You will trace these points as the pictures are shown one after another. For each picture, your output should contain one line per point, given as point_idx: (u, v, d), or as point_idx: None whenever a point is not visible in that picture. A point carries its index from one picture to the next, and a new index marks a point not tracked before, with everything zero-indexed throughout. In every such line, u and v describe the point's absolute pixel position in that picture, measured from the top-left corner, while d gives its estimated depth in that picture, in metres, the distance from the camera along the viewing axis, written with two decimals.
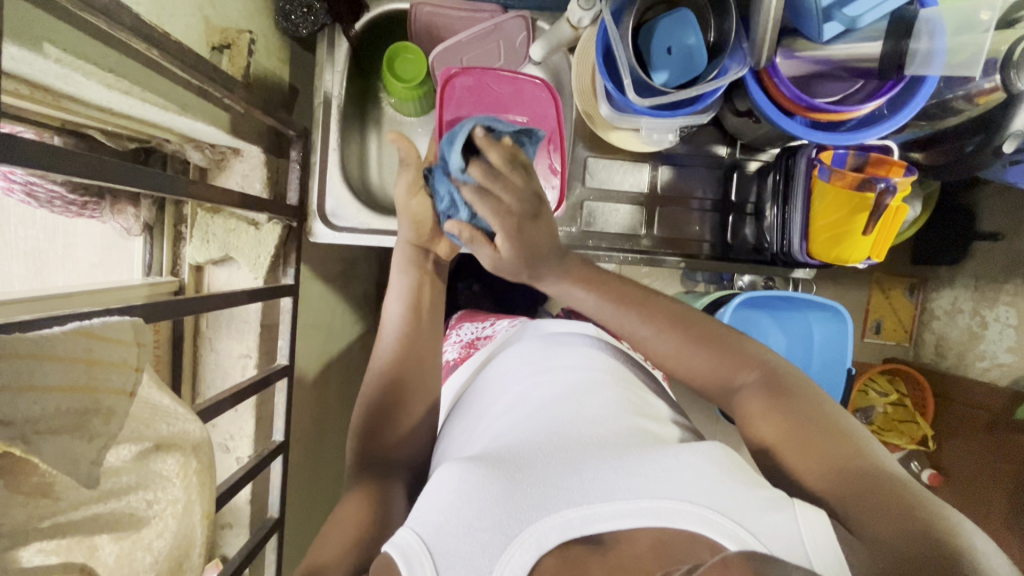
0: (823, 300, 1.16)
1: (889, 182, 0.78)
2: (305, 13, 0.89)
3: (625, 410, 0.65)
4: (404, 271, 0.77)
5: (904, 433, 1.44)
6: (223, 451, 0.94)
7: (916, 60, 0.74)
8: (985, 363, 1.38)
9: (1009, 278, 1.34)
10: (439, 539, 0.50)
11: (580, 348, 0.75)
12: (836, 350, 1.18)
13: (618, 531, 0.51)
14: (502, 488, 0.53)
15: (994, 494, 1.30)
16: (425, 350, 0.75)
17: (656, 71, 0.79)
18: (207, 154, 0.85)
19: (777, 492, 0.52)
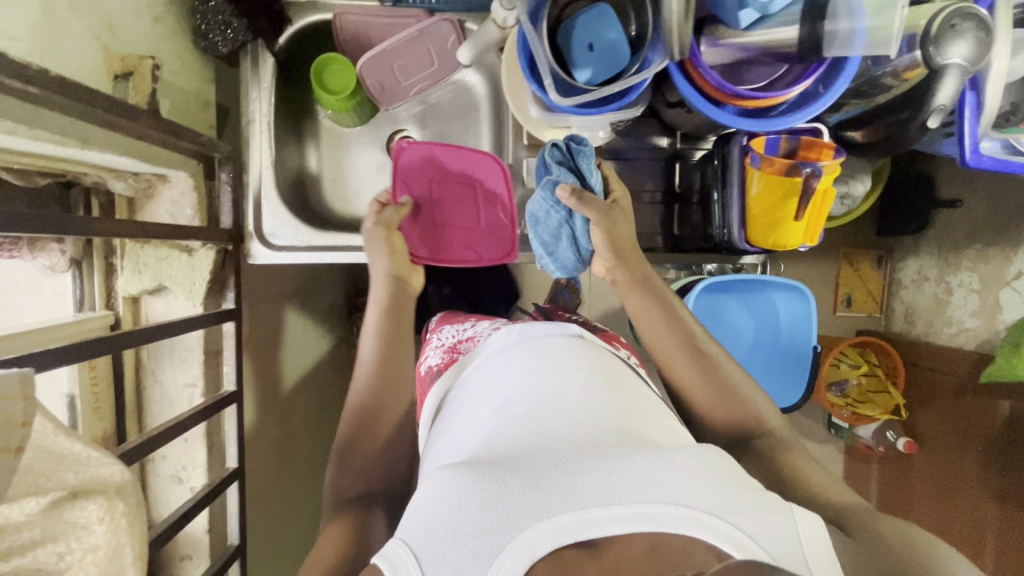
0: (784, 280, 1.16)
1: (815, 166, 0.76)
2: (223, 31, 0.87)
3: (611, 403, 0.63)
4: (383, 307, 0.82)
5: (877, 404, 1.47)
6: (174, 482, 0.92)
7: (836, 42, 0.74)
8: (953, 329, 1.39)
9: (969, 244, 1.34)
10: (427, 549, 0.49)
11: (564, 339, 0.72)
12: (799, 329, 1.18)
13: (613, 536, 0.49)
14: (491, 493, 0.51)
15: (965, 459, 1.31)
16: (399, 375, 0.78)
17: (579, 68, 0.78)
18: (131, 182, 0.83)
19: (774, 496, 0.53)
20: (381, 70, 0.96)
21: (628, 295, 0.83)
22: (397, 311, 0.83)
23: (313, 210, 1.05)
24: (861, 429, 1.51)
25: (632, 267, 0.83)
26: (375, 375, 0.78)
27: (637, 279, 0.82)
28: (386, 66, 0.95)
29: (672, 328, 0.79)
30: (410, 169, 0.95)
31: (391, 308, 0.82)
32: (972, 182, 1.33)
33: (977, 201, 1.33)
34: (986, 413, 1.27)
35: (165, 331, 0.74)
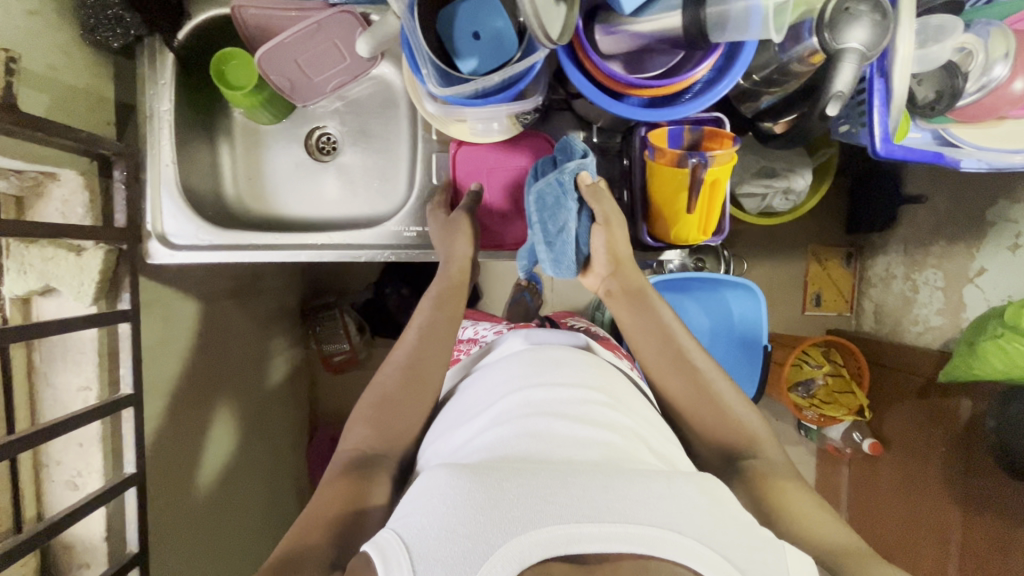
0: (738, 280, 1.22)
1: (703, 155, 0.72)
2: (113, 24, 0.84)
3: (608, 428, 0.65)
4: (440, 295, 0.87)
5: (843, 405, 1.42)
6: (71, 489, 0.89)
7: (730, 25, 0.70)
8: (919, 327, 1.37)
9: (935, 239, 1.33)
10: (418, 545, 0.48)
11: (567, 364, 0.77)
12: (752, 325, 1.27)
13: (604, 554, 0.48)
14: (488, 495, 0.50)
15: (931, 462, 1.29)
16: (439, 353, 0.81)
17: (464, 58, 0.75)
18: (13, 180, 0.81)
19: (767, 532, 0.54)
20: (282, 63, 0.92)
21: (624, 309, 0.85)
22: (450, 300, 0.87)
23: (226, 211, 1.04)
24: (831, 429, 1.50)
25: (633, 274, 0.86)
26: (410, 356, 0.80)
27: (638, 289, 0.85)
28: (287, 60, 0.92)
29: (658, 348, 0.81)
30: (473, 161, 0.98)
31: (444, 297, 0.87)
32: (936, 178, 1.31)
33: (940, 196, 1.31)
34: (948, 414, 1.24)
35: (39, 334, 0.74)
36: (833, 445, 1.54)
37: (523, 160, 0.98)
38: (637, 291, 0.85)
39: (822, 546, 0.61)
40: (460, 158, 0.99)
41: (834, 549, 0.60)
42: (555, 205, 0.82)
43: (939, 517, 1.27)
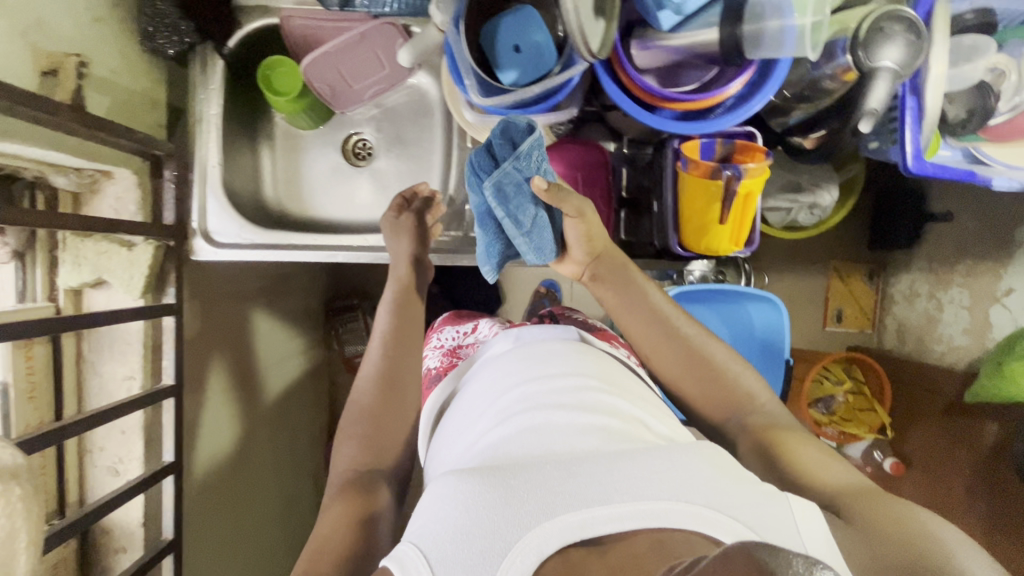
0: (756, 290, 1.22)
1: (737, 168, 0.74)
2: (169, 33, 0.88)
3: (607, 413, 0.65)
4: (395, 303, 0.88)
5: (864, 423, 1.42)
6: (110, 475, 0.92)
7: (765, 42, 0.71)
8: (942, 347, 1.36)
9: (961, 258, 1.32)
10: (437, 551, 0.50)
11: (556, 354, 0.76)
12: (773, 332, 1.25)
13: (618, 533, 0.50)
14: (497, 496, 0.53)
15: (956, 485, 1.28)
16: (408, 352, 0.84)
17: (504, 70, 0.78)
18: (72, 177, 0.85)
19: (772, 487, 0.57)
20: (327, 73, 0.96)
21: (602, 289, 0.85)
22: (406, 302, 0.89)
23: (264, 210, 1.07)
24: (851, 447, 1.48)
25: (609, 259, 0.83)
26: (383, 366, 0.82)
27: (612, 266, 0.84)
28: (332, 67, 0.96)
29: (651, 324, 0.82)
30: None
31: (400, 301, 0.88)
32: (965, 197, 1.31)
33: (968, 217, 1.31)
34: (974, 436, 1.23)
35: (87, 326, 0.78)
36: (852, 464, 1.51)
37: (579, 170, 0.99)
38: (614, 272, 0.85)
39: (831, 482, 0.63)
40: None
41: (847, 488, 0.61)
42: (517, 193, 0.71)
43: None
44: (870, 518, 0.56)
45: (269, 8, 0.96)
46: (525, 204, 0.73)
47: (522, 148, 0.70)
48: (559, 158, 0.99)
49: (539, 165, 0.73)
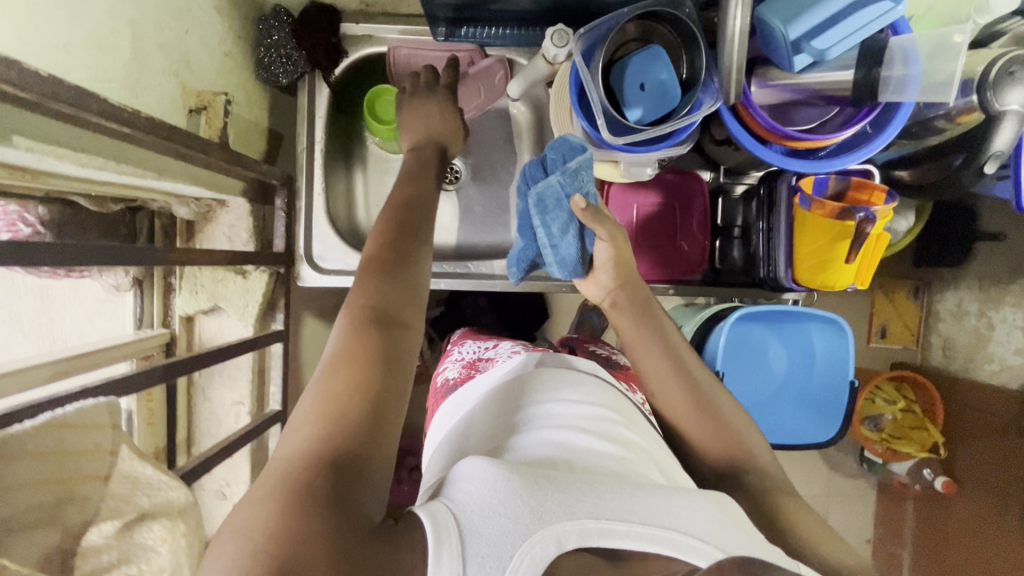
0: (825, 313, 1.02)
1: (868, 211, 0.77)
2: (284, 63, 0.92)
3: (628, 449, 0.57)
4: (390, 228, 0.57)
5: (914, 442, 1.33)
6: (218, 498, 0.95)
7: (890, 87, 0.74)
8: (994, 366, 1.25)
9: (1014, 280, 1.21)
10: (454, 509, 0.40)
11: (576, 384, 0.68)
12: (838, 366, 1.05)
13: (632, 555, 0.41)
14: (524, 477, 0.43)
15: (1009, 517, 1.18)
16: (409, 307, 0.51)
17: (629, 107, 0.79)
18: (193, 207, 0.86)
19: (779, 551, 0.46)
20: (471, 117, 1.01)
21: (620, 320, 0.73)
22: (410, 236, 0.57)
23: (358, 236, 1.06)
24: (896, 465, 1.38)
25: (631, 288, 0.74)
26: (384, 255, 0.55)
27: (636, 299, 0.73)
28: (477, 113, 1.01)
29: (659, 362, 0.68)
30: (626, 207, 1.00)
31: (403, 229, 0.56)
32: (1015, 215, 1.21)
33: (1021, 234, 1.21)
34: None
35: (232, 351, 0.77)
36: (899, 481, 1.41)
37: (674, 201, 1.00)
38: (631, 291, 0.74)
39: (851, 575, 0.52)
40: (613, 203, 1.00)
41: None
42: (557, 206, 0.76)
43: None
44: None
45: (376, 37, 0.97)
46: (551, 215, 0.76)
47: (570, 164, 0.76)
48: (656, 190, 1.00)
49: (580, 185, 0.76)
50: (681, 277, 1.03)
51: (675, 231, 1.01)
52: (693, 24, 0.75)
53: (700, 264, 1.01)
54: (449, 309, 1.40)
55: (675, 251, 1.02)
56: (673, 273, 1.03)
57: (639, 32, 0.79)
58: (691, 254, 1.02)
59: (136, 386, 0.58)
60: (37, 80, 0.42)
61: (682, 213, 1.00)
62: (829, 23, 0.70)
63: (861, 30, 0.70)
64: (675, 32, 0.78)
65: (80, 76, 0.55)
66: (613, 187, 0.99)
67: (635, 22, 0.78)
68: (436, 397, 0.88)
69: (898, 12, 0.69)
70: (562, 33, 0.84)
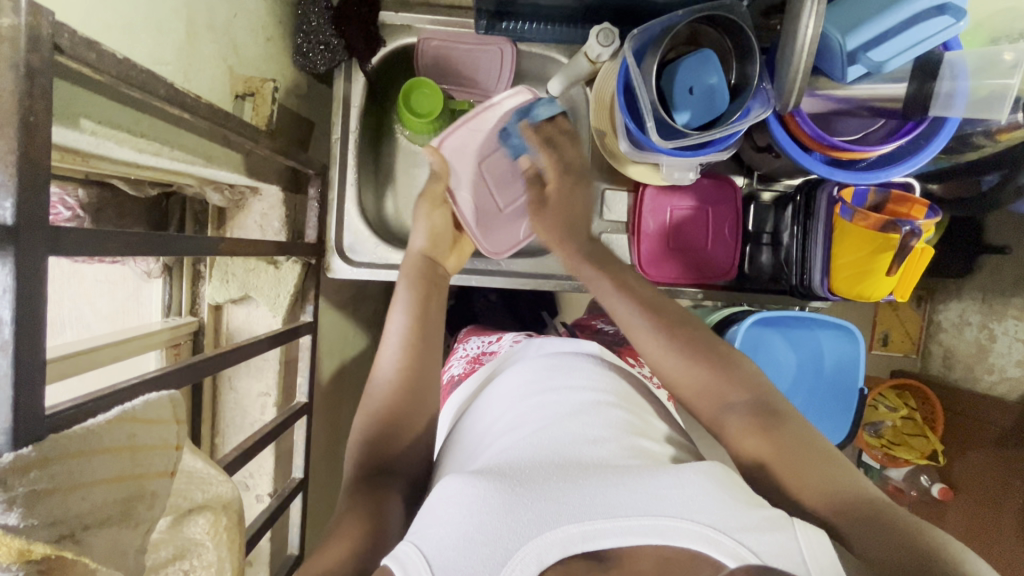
0: (836, 320, 1.02)
1: (913, 225, 0.78)
2: (322, 50, 0.90)
3: (626, 431, 0.60)
4: (412, 285, 0.77)
5: (913, 448, 1.33)
6: (242, 488, 0.94)
7: (937, 100, 0.75)
8: (993, 377, 1.27)
9: (1017, 291, 1.22)
10: (440, 555, 0.46)
11: (576, 367, 0.71)
12: (847, 372, 1.04)
13: (621, 549, 0.46)
14: (503, 503, 0.48)
15: (1003, 518, 1.19)
16: (424, 394, 0.70)
17: (678, 111, 0.79)
18: (226, 194, 0.85)
19: (777, 511, 0.49)
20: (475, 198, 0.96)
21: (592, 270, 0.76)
22: (427, 312, 0.75)
23: (385, 227, 1.05)
24: (893, 471, 1.40)
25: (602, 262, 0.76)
26: (400, 401, 0.69)
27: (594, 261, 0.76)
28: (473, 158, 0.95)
29: (635, 315, 0.70)
30: (659, 209, 0.98)
31: (420, 305, 0.75)
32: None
33: None
34: None
35: (270, 342, 0.76)
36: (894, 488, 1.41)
37: (710, 208, 0.99)
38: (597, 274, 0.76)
39: (837, 499, 0.53)
40: (647, 206, 0.98)
41: (868, 501, 0.52)
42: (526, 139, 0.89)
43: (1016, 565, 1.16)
44: (881, 549, 0.48)
45: (414, 27, 0.95)
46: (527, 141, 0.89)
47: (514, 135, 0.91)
48: (692, 195, 0.99)
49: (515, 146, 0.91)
50: (709, 281, 1.02)
51: (708, 239, 1.00)
52: (749, 31, 0.74)
53: (731, 272, 1.01)
54: (460, 303, 1.39)
55: (706, 259, 1.00)
56: (702, 280, 1.02)
57: (689, 36, 0.79)
58: (722, 262, 1.01)
59: (200, 374, 0.58)
60: (115, 63, 0.41)
61: (716, 221, 1.00)
62: (888, 34, 0.70)
63: (922, 43, 0.70)
64: (728, 39, 0.78)
65: (141, 57, 0.53)
66: (649, 190, 0.98)
67: (688, 25, 0.78)
68: (445, 392, 0.92)
69: (959, 28, 0.70)
70: (608, 31, 0.84)
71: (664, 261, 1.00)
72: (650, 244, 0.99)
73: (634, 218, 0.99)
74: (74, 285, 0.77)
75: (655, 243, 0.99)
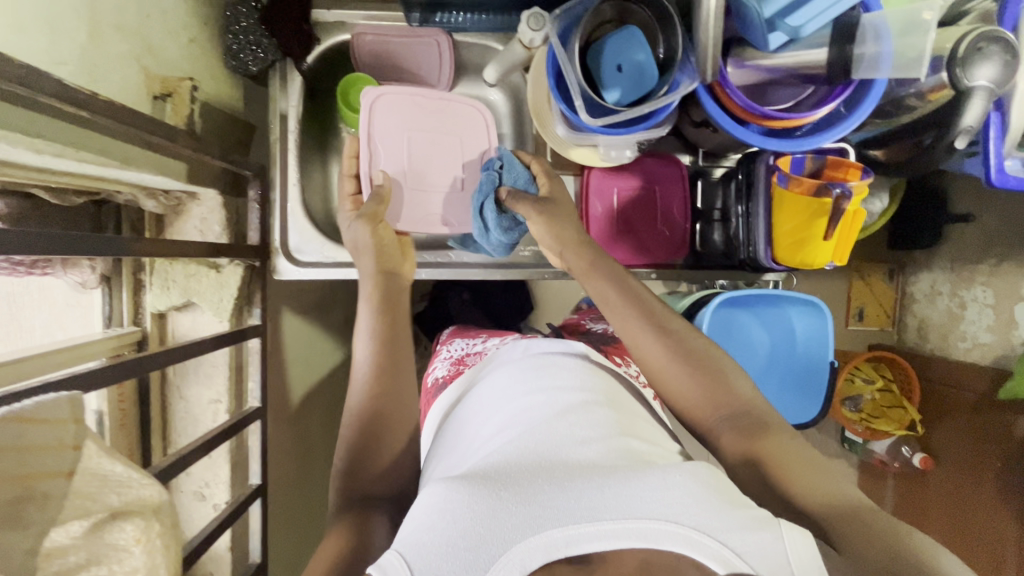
0: (801, 294, 1.03)
1: (845, 187, 0.78)
2: (253, 50, 0.88)
3: (613, 429, 0.60)
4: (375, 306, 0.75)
5: (892, 420, 1.32)
6: (198, 499, 0.91)
7: (864, 64, 0.74)
8: (967, 343, 1.27)
9: (984, 258, 1.22)
10: (421, 561, 0.45)
11: (565, 367, 0.70)
12: (820, 348, 1.04)
13: (605, 551, 0.45)
14: (484, 508, 0.47)
15: (985, 486, 1.19)
16: (399, 407, 0.68)
17: (608, 89, 0.79)
18: (161, 201, 0.84)
19: (763, 511, 0.49)
20: (436, 200, 0.94)
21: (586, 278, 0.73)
22: (390, 317, 0.74)
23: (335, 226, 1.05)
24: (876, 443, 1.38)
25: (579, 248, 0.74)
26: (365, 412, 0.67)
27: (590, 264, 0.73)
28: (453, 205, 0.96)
29: (631, 316, 0.69)
30: (605, 192, 0.99)
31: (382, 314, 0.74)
32: (981, 195, 1.22)
33: (989, 215, 1.21)
34: (1009, 432, 1.15)
35: (209, 345, 0.75)
36: (879, 460, 1.40)
37: (656, 186, 0.99)
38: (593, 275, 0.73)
39: (830, 504, 0.54)
40: (593, 188, 0.99)
41: (850, 504, 0.53)
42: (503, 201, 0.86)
43: (990, 534, 1.18)
44: (865, 551, 0.49)
45: (347, 23, 0.95)
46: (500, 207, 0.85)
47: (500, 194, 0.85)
48: (637, 175, 0.99)
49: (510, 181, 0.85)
50: (662, 261, 1.02)
51: (656, 218, 1.00)
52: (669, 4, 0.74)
53: (682, 252, 1.01)
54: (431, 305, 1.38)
55: (655, 240, 1.00)
56: (654, 260, 1.01)
57: (615, 13, 0.79)
58: (672, 240, 1.01)
59: (126, 376, 0.57)
60: None
61: (663, 197, 0.99)
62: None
63: (838, 5, 0.71)
64: (652, 14, 0.79)
65: (34, 54, 0.53)
66: (594, 171, 0.98)
67: (611, 4, 0.78)
68: (428, 397, 0.90)
69: None
70: (537, 16, 0.81)
71: (613, 243, 0.99)
72: (599, 227, 0.99)
73: (579, 202, 0.99)
74: (45, 310, 0.78)
75: (604, 226, 0.99)
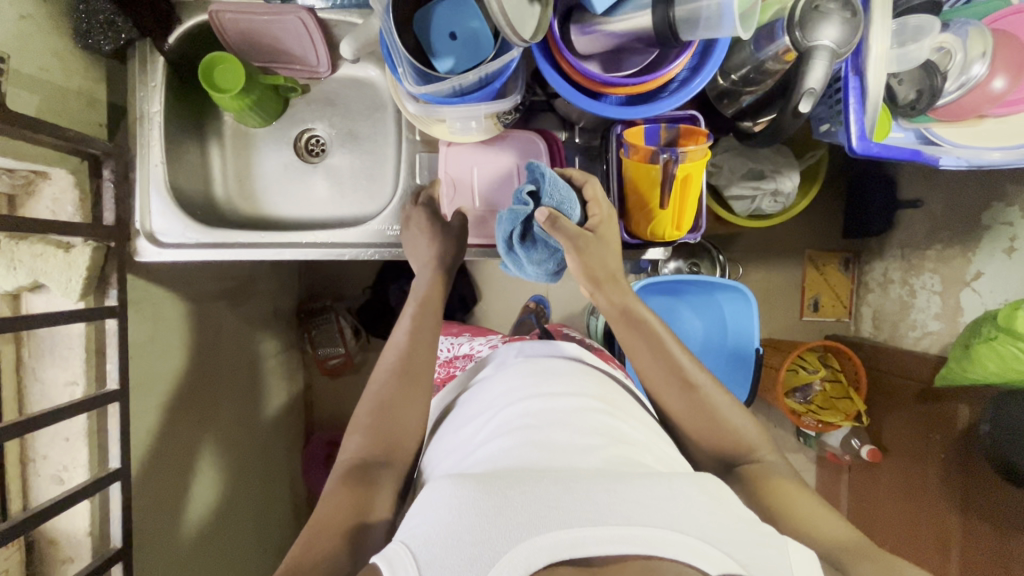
0: (728, 283, 1.14)
1: (674, 152, 0.79)
2: (106, 28, 0.87)
3: (610, 437, 0.64)
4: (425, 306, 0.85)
5: (839, 411, 1.33)
6: (56, 483, 0.91)
7: (703, 23, 0.72)
8: (918, 333, 1.30)
9: (931, 244, 1.27)
10: (428, 555, 0.47)
11: (564, 377, 0.75)
12: (745, 334, 1.18)
13: (607, 556, 0.47)
14: (490, 505, 0.49)
15: (932, 471, 1.22)
16: (411, 401, 0.76)
17: (441, 58, 0.77)
18: (5, 179, 0.84)
19: (768, 529, 0.53)
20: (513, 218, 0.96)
21: (621, 325, 0.83)
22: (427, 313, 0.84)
23: (215, 210, 1.06)
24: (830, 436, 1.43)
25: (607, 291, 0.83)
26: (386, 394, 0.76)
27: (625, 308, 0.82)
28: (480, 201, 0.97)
29: (665, 359, 0.78)
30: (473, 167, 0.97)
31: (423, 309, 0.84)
32: (930, 182, 1.26)
33: (936, 200, 1.26)
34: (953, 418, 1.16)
35: (27, 325, 0.75)
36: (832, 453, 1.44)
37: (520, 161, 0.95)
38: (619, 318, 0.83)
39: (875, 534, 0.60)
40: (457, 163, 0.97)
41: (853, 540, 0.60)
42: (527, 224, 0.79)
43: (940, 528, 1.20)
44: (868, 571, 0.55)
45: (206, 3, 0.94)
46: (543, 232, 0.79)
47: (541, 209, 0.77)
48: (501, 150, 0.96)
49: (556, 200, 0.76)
50: None
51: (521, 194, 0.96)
52: None
53: None
54: None
55: None
56: None
57: None
58: None
59: None
60: None
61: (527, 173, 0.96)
62: None
63: None
64: None
65: None
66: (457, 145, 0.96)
67: None
68: None
69: None
70: None
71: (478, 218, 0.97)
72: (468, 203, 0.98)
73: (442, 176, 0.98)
74: None
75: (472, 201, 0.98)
